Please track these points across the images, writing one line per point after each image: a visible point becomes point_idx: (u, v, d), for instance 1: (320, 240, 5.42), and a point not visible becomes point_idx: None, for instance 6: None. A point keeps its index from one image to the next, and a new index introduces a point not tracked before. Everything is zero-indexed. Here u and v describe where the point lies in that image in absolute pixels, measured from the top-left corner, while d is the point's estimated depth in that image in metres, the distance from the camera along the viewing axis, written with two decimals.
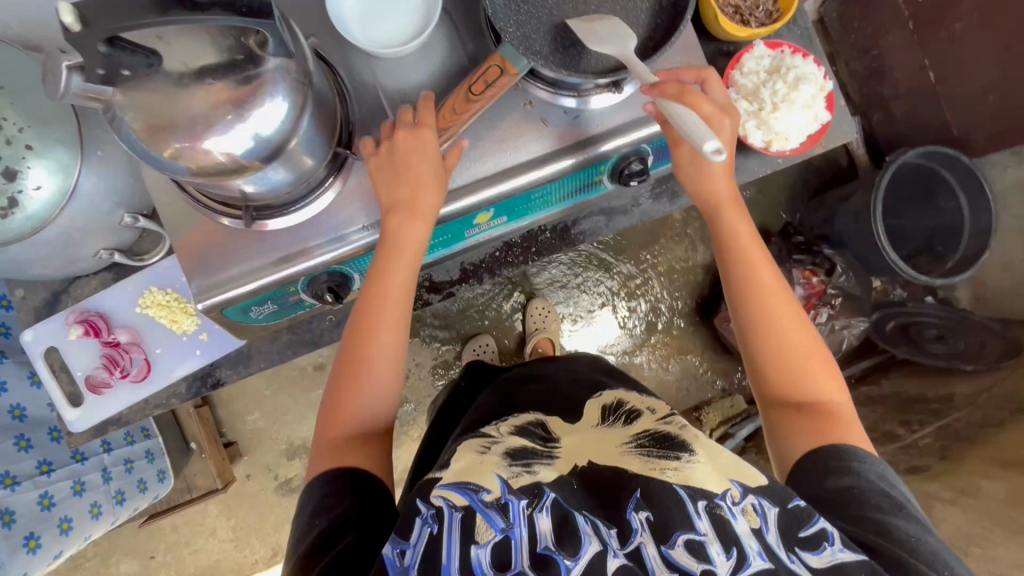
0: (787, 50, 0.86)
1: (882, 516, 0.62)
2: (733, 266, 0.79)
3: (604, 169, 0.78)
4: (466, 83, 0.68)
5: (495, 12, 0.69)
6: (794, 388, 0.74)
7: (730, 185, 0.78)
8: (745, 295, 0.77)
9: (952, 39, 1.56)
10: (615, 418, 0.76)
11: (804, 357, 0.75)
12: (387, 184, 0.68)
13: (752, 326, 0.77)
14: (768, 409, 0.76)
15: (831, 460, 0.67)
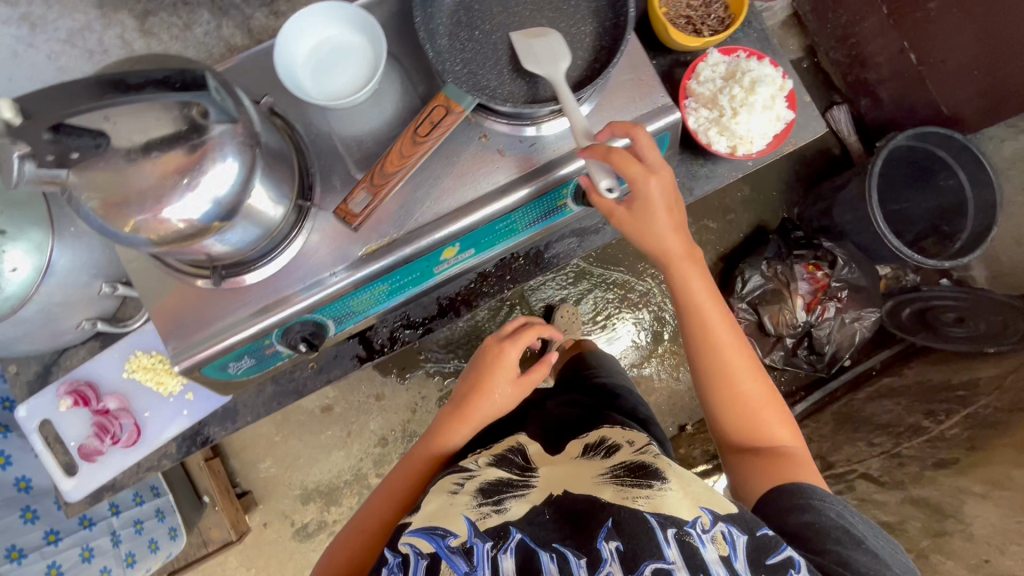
0: (742, 55, 0.86)
1: (844, 551, 0.64)
2: (690, 317, 0.81)
3: (568, 192, 0.78)
4: (413, 126, 0.70)
5: (438, 52, 0.70)
6: (750, 434, 0.78)
7: (683, 238, 0.78)
8: (703, 354, 0.81)
9: (929, 19, 1.54)
10: (595, 452, 0.84)
11: (760, 407, 0.79)
12: (471, 387, 0.96)
13: (711, 380, 0.80)
14: (731, 454, 0.80)
15: (792, 499, 0.69)
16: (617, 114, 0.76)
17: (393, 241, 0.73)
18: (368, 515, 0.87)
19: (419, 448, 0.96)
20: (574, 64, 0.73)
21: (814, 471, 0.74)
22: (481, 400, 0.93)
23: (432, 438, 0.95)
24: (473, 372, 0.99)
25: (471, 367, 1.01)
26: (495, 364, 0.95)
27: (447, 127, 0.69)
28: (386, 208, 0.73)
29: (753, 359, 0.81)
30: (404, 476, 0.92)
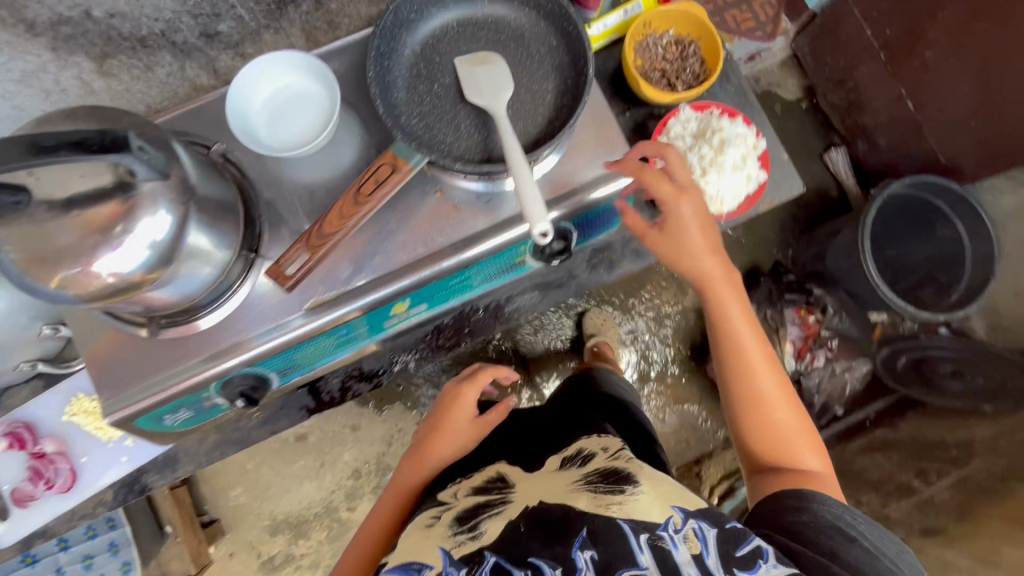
0: (715, 111, 0.83)
1: (833, 549, 0.63)
2: (723, 336, 0.77)
3: (526, 249, 0.75)
4: (355, 185, 0.68)
5: (394, 105, 0.69)
6: (776, 459, 0.73)
7: (717, 259, 0.76)
8: (734, 373, 0.76)
9: (925, 67, 1.52)
10: (570, 461, 0.78)
11: (791, 434, 0.73)
12: (431, 431, 0.94)
13: (742, 401, 0.75)
14: (753, 471, 0.76)
15: (790, 501, 0.68)
16: (578, 173, 0.74)
17: (342, 292, 0.71)
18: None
19: (387, 496, 0.90)
20: (534, 121, 0.71)
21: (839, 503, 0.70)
22: (439, 441, 0.91)
23: (399, 482, 0.90)
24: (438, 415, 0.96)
25: (437, 411, 0.98)
26: (454, 408, 0.95)
27: (394, 185, 0.67)
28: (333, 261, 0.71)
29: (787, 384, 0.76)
30: (373, 528, 0.86)
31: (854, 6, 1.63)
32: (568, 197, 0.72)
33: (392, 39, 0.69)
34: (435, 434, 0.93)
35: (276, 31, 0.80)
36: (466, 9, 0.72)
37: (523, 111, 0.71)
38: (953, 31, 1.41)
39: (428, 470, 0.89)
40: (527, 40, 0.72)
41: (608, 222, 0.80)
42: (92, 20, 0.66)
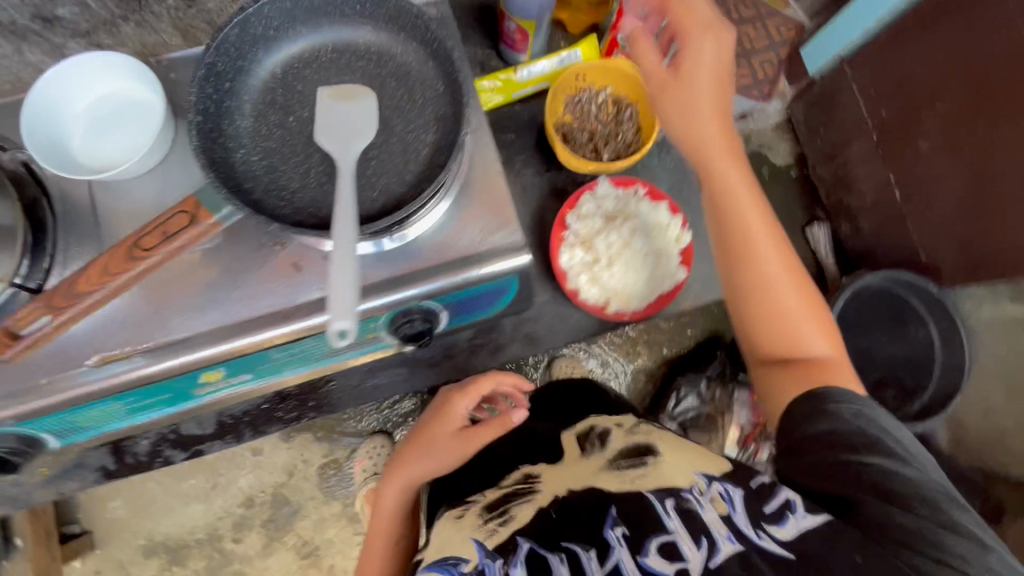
0: (640, 190, 0.70)
1: (863, 472, 0.53)
2: (723, 207, 0.63)
3: (379, 324, 0.63)
4: (133, 236, 0.55)
5: (231, 135, 0.56)
6: (789, 349, 0.64)
7: (718, 103, 0.60)
8: (734, 258, 0.64)
9: (918, 157, 1.42)
10: (591, 443, 0.72)
11: (805, 320, 0.64)
12: (422, 434, 0.78)
13: (753, 291, 0.64)
14: (759, 369, 0.67)
15: (817, 403, 0.58)
16: (448, 247, 0.62)
17: (128, 353, 0.58)
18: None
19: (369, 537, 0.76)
20: (401, 179, 0.58)
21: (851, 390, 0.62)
22: (412, 452, 0.76)
23: (379, 522, 0.75)
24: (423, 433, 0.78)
25: (423, 427, 0.80)
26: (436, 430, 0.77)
27: (195, 237, 0.55)
28: (121, 310, 0.58)
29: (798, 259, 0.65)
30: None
31: (851, 78, 1.47)
32: (431, 274, 0.61)
33: (240, 57, 0.57)
34: (422, 439, 0.77)
35: (139, 24, 0.68)
36: (343, 32, 0.60)
37: (389, 166, 0.58)
38: (948, 122, 1.26)
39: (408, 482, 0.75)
40: (411, 79, 0.60)
41: (486, 305, 0.69)
42: None
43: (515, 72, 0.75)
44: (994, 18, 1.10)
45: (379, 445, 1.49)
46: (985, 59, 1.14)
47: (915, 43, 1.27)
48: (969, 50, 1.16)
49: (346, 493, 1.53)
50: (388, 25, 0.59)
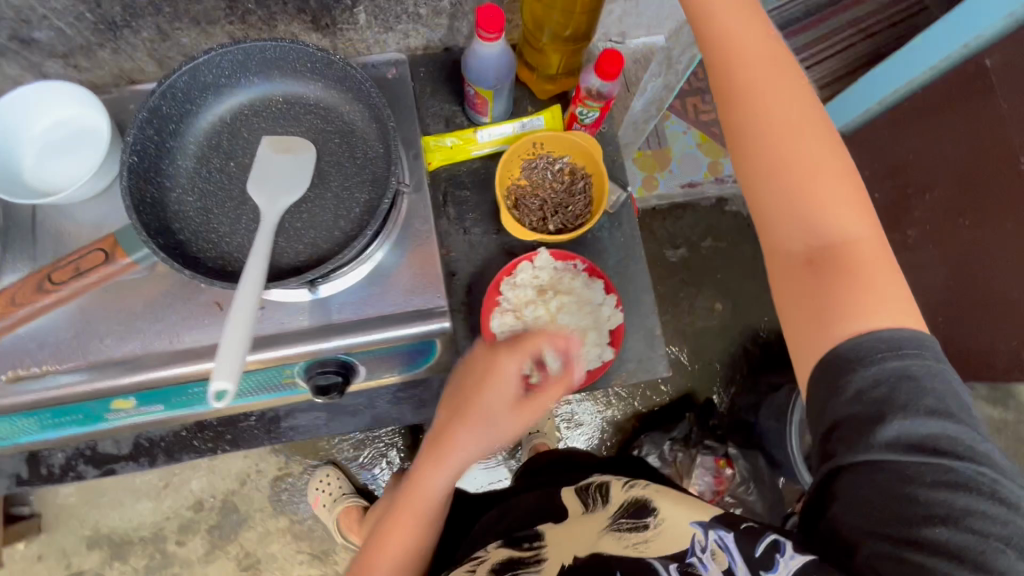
0: (579, 265, 0.71)
1: (908, 465, 0.47)
2: (731, 75, 0.54)
3: (293, 371, 0.63)
4: (45, 268, 0.53)
5: (169, 174, 0.58)
6: (820, 243, 0.51)
7: None
8: (755, 156, 0.53)
9: (906, 244, 1.42)
10: (590, 497, 0.67)
11: (835, 197, 0.51)
12: (450, 398, 0.63)
13: (776, 180, 0.52)
14: (785, 288, 0.54)
15: (862, 347, 0.49)
16: (371, 305, 0.63)
17: (51, 371, 0.58)
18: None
19: (397, 512, 0.67)
20: (328, 235, 0.59)
21: (897, 279, 0.51)
22: (453, 425, 0.62)
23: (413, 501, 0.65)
24: (451, 410, 0.62)
25: (451, 399, 0.63)
26: (473, 412, 0.60)
27: (103, 279, 0.53)
28: (44, 328, 0.59)
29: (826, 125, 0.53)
30: (394, 548, 0.66)
31: (852, 159, 1.55)
32: (348, 331, 0.61)
33: (187, 101, 0.59)
34: (455, 412, 0.62)
35: (115, 51, 0.70)
36: (294, 86, 0.62)
37: (320, 220, 0.60)
38: (940, 216, 1.31)
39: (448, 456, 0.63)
40: (355, 138, 0.62)
41: (407, 363, 0.68)
42: None
43: (476, 133, 0.77)
44: (1002, 120, 1.12)
45: (331, 476, 1.51)
46: (984, 160, 1.18)
47: (922, 133, 1.32)
48: (973, 148, 1.20)
49: (296, 509, 1.52)
50: (338, 84, 0.61)
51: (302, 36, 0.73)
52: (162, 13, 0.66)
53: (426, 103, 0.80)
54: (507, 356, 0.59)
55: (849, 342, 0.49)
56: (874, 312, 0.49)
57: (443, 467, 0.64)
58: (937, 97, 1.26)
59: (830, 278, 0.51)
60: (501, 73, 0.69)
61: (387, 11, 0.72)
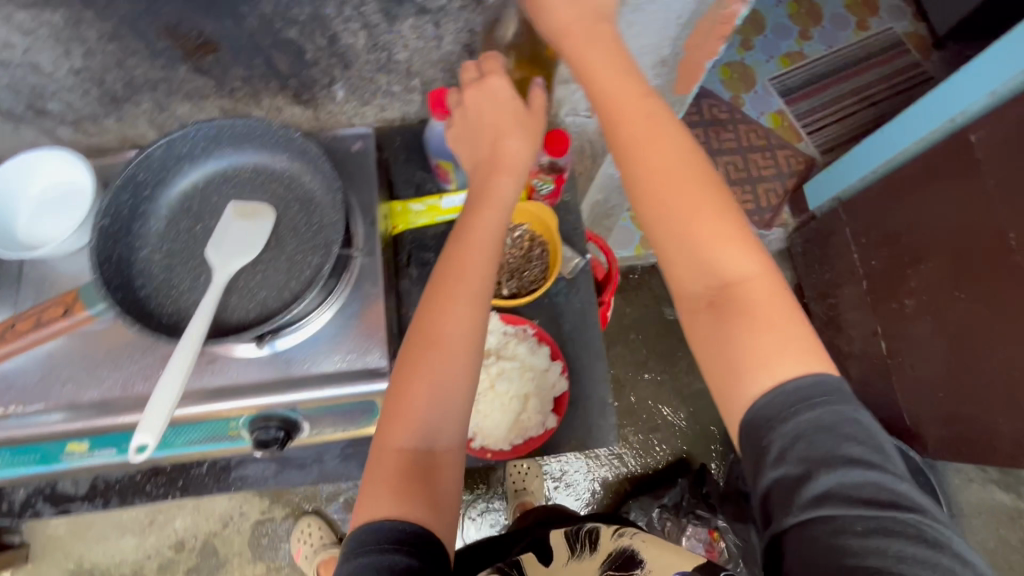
0: (529, 331, 0.75)
1: (834, 517, 0.45)
2: (617, 133, 0.55)
3: (239, 424, 0.66)
4: (18, 315, 0.64)
5: (139, 235, 0.64)
6: (716, 284, 0.53)
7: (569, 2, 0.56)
8: (643, 195, 0.54)
9: (903, 314, 1.38)
10: (578, 539, 0.78)
11: (723, 240, 0.53)
12: (468, 143, 0.66)
13: (661, 221, 0.54)
14: (696, 333, 0.54)
15: (779, 402, 0.48)
16: (316, 362, 0.65)
17: (17, 410, 0.62)
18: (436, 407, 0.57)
19: (440, 286, 0.60)
20: (278, 295, 0.63)
21: (790, 314, 0.52)
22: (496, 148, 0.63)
23: (467, 246, 0.61)
24: (483, 152, 0.64)
25: (475, 145, 0.65)
26: (509, 123, 0.63)
27: (55, 329, 0.62)
28: (17, 368, 0.64)
29: (708, 169, 0.55)
30: (457, 321, 0.58)
31: (847, 226, 1.55)
32: (292, 386, 0.64)
33: (163, 170, 0.65)
34: (487, 157, 0.64)
35: (119, 119, 0.78)
36: (263, 157, 0.67)
37: (273, 281, 0.63)
38: (934, 287, 1.28)
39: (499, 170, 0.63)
40: (313, 206, 0.66)
41: (353, 422, 0.69)
42: None
43: (440, 200, 0.81)
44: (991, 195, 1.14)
45: (314, 525, 1.49)
46: (978, 234, 1.17)
47: (914, 204, 1.32)
48: (965, 220, 1.20)
49: (275, 555, 1.51)
50: (300, 157, 0.66)
51: (286, 108, 0.80)
52: (158, 89, 0.73)
53: (400, 170, 0.85)
54: (500, 74, 0.65)
55: (765, 397, 0.49)
56: (777, 356, 0.50)
57: (497, 182, 0.63)
58: (930, 168, 1.27)
59: (729, 321, 0.52)
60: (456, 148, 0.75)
61: (363, 88, 0.78)
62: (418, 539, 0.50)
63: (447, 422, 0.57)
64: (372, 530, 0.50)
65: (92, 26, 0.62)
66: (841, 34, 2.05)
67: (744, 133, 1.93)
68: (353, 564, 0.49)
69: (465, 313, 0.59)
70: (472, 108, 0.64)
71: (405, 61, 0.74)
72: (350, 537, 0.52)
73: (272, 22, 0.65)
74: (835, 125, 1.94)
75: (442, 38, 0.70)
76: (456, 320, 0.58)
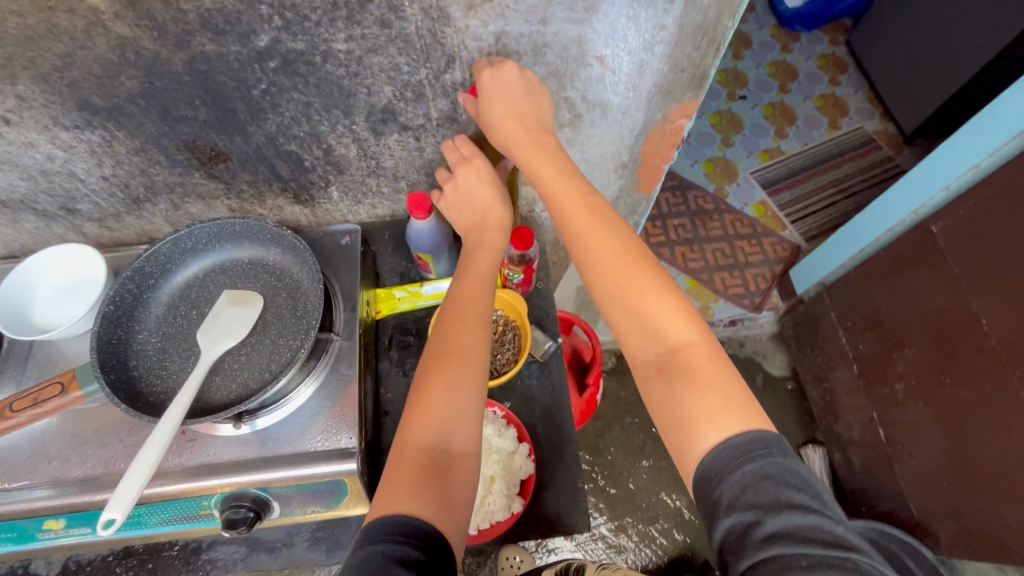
0: (498, 412, 0.79)
1: (779, 560, 0.43)
2: (566, 221, 0.62)
3: (211, 503, 0.67)
4: (13, 398, 0.66)
5: (139, 321, 0.70)
6: (662, 352, 0.56)
7: (513, 113, 0.65)
8: (593, 271, 0.59)
9: (896, 398, 1.37)
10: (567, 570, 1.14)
11: (665, 311, 0.57)
12: (457, 212, 0.73)
13: (609, 296, 0.58)
14: (650, 398, 0.56)
15: (731, 452, 0.49)
16: (291, 442, 0.68)
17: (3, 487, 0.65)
18: (450, 413, 0.58)
19: (451, 312, 0.65)
20: (259, 375, 0.68)
21: (733, 376, 0.54)
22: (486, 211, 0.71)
23: (469, 281, 0.67)
24: (472, 217, 0.72)
25: (463, 212, 0.73)
26: (489, 191, 0.71)
27: (52, 409, 0.66)
28: (11, 446, 0.68)
29: (644, 250, 0.60)
30: (466, 337, 0.63)
31: (833, 310, 1.58)
32: (264, 465, 0.66)
33: (169, 262, 0.73)
34: (478, 219, 0.72)
35: (139, 217, 0.88)
36: (258, 250, 0.75)
37: (255, 363, 0.69)
38: (921, 371, 1.29)
39: (494, 229, 0.70)
40: (299, 293, 0.73)
41: (321, 503, 0.70)
42: None
43: (422, 287, 0.88)
44: (958, 280, 1.19)
45: None
46: (956, 316, 1.19)
47: (892, 289, 1.37)
48: (942, 305, 1.23)
49: None
50: (291, 250, 0.74)
51: (286, 207, 0.90)
52: (176, 192, 0.83)
53: (387, 260, 0.93)
54: (479, 154, 0.72)
55: (712, 452, 0.49)
56: (721, 411, 0.51)
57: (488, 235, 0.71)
58: (902, 254, 1.33)
59: (678, 382, 0.54)
60: (434, 243, 0.82)
61: (356, 190, 0.88)
62: (426, 536, 0.50)
63: (462, 427, 0.58)
64: (386, 522, 0.50)
65: (123, 143, 0.73)
66: (814, 132, 2.22)
67: (730, 223, 2.03)
68: (366, 551, 0.48)
69: (469, 335, 0.63)
70: (457, 184, 0.72)
71: (392, 167, 0.84)
72: (368, 525, 0.51)
73: (275, 137, 0.75)
74: (816, 214, 2.03)
75: (423, 148, 0.81)
76: (463, 341, 0.62)
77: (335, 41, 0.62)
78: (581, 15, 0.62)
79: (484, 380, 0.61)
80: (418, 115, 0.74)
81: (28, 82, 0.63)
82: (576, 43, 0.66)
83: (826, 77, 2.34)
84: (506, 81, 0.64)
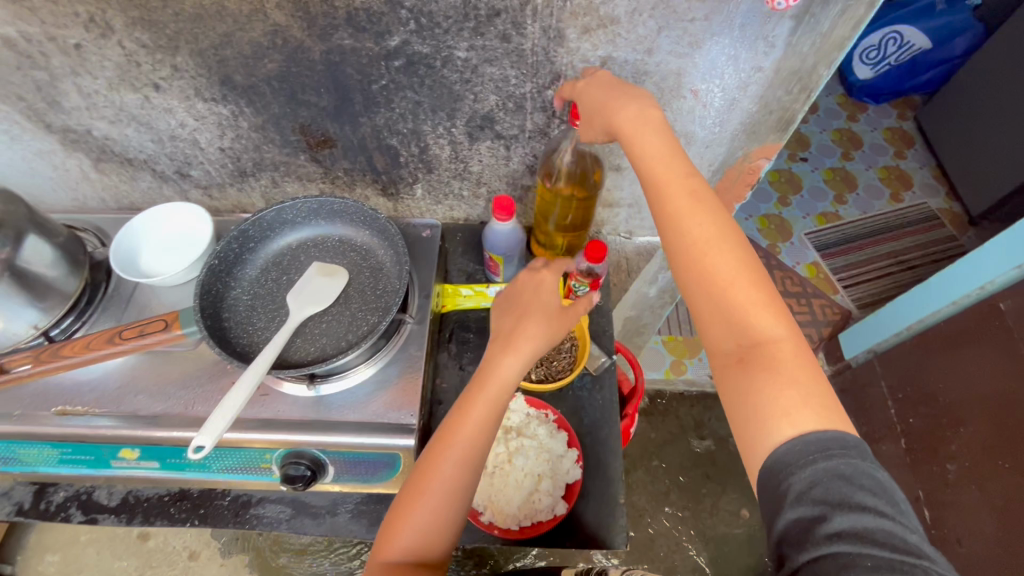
0: (550, 416, 0.81)
1: (840, 554, 0.46)
2: (665, 203, 0.61)
3: (273, 458, 0.71)
4: (121, 327, 0.72)
5: (236, 278, 0.76)
6: (746, 341, 0.55)
7: (619, 97, 0.65)
8: (686, 251, 0.59)
9: (946, 479, 1.31)
10: None
11: (755, 304, 0.56)
12: (501, 313, 0.70)
13: (699, 281, 0.58)
14: (725, 386, 0.56)
15: (802, 450, 0.49)
16: (353, 410, 0.71)
17: (90, 412, 0.70)
18: (421, 535, 0.58)
19: (440, 437, 0.61)
20: (336, 343, 0.72)
21: (817, 373, 0.54)
22: (513, 323, 0.67)
23: (468, 405, 0.62)
24: (505, 326, 0.67)
25: (502, 318, 0.69)
26: (537, 304, 0.67)
27: (152, 340, 0.71)
28: (104, 377, 0.74)
29: (737, 238, 0.59)
30: (445, 470, 0.59)
31: (883, 379, 1.54)
32: (327, 428, 0.69)
33: (270, 229, 0.79)
34: (506, 333, 0.66)
35: (240, 189, 0.95)
36: (350, 231, 0.81)
37: (335, 331, 0.73)
38: (975, 453, 1.23)
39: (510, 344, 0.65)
40: (381, 273, 0.78)
41: (373, 474, 0.73)
42: (91, 137, 0.85)
43: (487, 288, 0.91)
44: None
45: None
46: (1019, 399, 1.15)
47: (949, 365, 1.33)
48: (1004, 387, 1.19)
49: None
50: (381, 234, 0.79)
51: (373, 198, 0.96)
52: (279, 171, 0.91)
53: (456, 259, 0.98)
54: (553, 272, 0.70)
55: (784, 446, 0.50)
56: (796, 406, 0.51)
57: (503, 361, 0.64)
58: (967, 328, 1.30)
59: (759, 374, 0.54)
60: (509, 246, 0.87)
61: (440, 189, 0.94)
62: None
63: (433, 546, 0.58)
64: None
65: (248, 119, 0.81)
66: (875, 202, 2.20)
67: (780, 279, 2.01)
68: None
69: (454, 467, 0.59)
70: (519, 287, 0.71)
71: (478, 172, 0.89)
72: None
73: (381, 131, 0.82)
74: (870, 283, 2.00)
75: (510, 158, 0.86)
76: (444, 472, 0.59)
77: (457, 48, 0.69)
78: (686, 49, 0.67)
79: (460, 506, 0.60)
80: (514, 125, 0.80)
81: (186, 54, 0.71)
82: (675, 75, 0.70)
83: (892, 149, 2.34)
84: (601, 82, 0.68)
